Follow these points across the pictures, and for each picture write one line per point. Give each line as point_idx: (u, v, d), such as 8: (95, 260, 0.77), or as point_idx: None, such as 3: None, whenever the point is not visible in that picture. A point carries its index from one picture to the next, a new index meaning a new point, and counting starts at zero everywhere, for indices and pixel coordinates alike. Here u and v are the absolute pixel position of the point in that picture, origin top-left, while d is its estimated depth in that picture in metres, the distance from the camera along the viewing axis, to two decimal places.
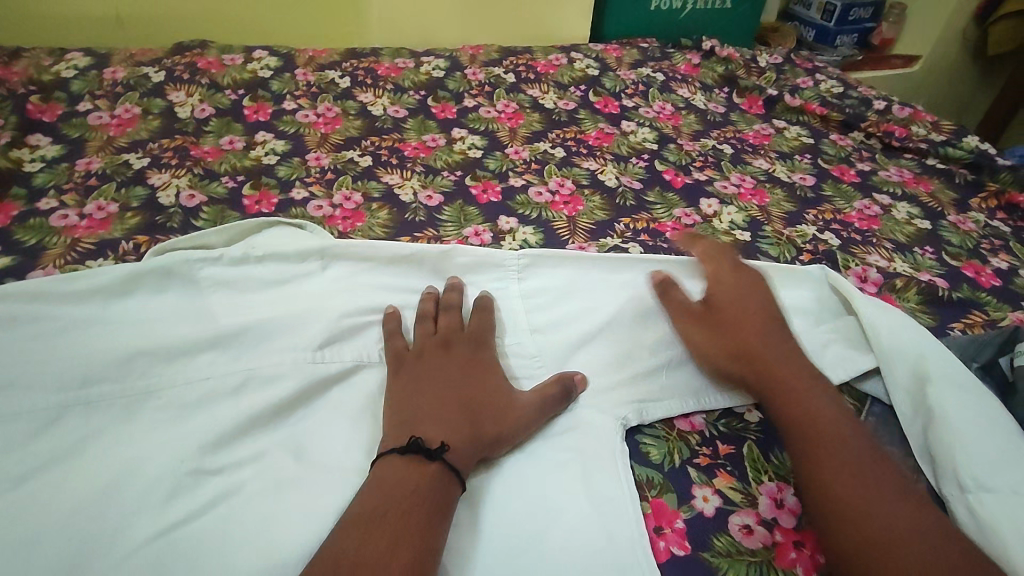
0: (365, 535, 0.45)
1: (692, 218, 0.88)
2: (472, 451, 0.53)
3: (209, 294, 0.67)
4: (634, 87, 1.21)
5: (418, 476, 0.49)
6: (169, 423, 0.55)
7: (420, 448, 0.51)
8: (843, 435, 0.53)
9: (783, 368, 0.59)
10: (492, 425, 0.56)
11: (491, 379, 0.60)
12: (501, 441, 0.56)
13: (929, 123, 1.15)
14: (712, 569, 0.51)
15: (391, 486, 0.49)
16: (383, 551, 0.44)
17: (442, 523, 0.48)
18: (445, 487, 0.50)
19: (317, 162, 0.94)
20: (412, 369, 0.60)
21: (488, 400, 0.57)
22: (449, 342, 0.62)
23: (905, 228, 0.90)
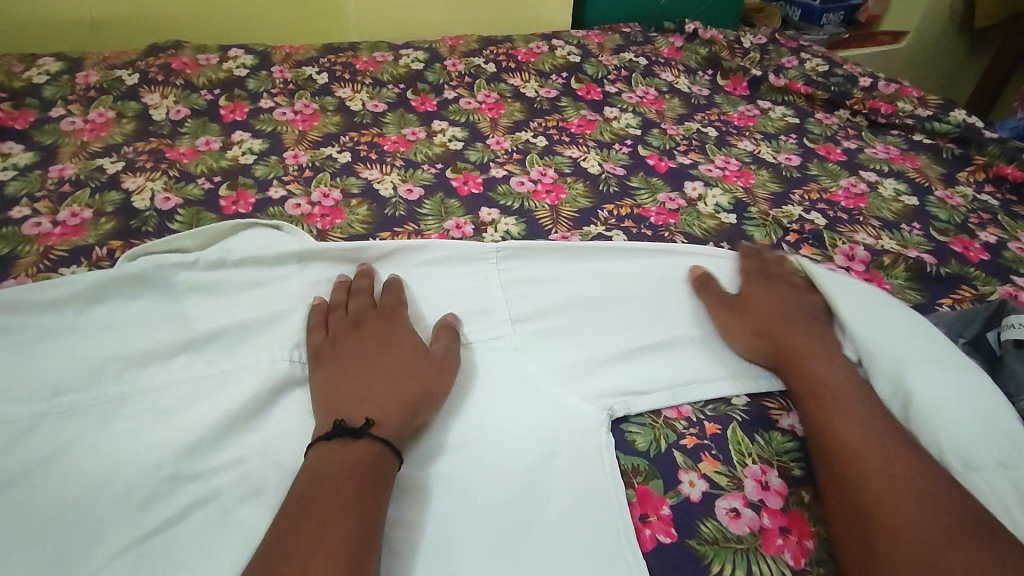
0: (297, 519, 0.45)
1: (676, 203, 0.86)
2: (400, 420, 0.54)
3: (185, 298, 0.65)
4: (617, 72, 1.19)
5: (348, 456, 0.49)
6: (145, 429, 0.54)
7: (344, 431, 0.51)
8: (855, 402, 0.55)
9: (802, 342, 0.63)
10: (418, 388, 0.56)
11: (404, 346, 0.61)
12: (430, 404, 0.57)
13: (915, 98, 1.14)
14: (698, 558, 0.50)
15: (321, 467, 0.49)
16: (314, 528, 0.44)
17: (379, 497, 0.48)
18: (375, 459, 0.50)
19: (295, 160, 0.93)
20: (334, 352, 0.60)
21: (407, 367, 0.58)
22: (360, 321, 0.63)
23: (892, 205, 0.89)
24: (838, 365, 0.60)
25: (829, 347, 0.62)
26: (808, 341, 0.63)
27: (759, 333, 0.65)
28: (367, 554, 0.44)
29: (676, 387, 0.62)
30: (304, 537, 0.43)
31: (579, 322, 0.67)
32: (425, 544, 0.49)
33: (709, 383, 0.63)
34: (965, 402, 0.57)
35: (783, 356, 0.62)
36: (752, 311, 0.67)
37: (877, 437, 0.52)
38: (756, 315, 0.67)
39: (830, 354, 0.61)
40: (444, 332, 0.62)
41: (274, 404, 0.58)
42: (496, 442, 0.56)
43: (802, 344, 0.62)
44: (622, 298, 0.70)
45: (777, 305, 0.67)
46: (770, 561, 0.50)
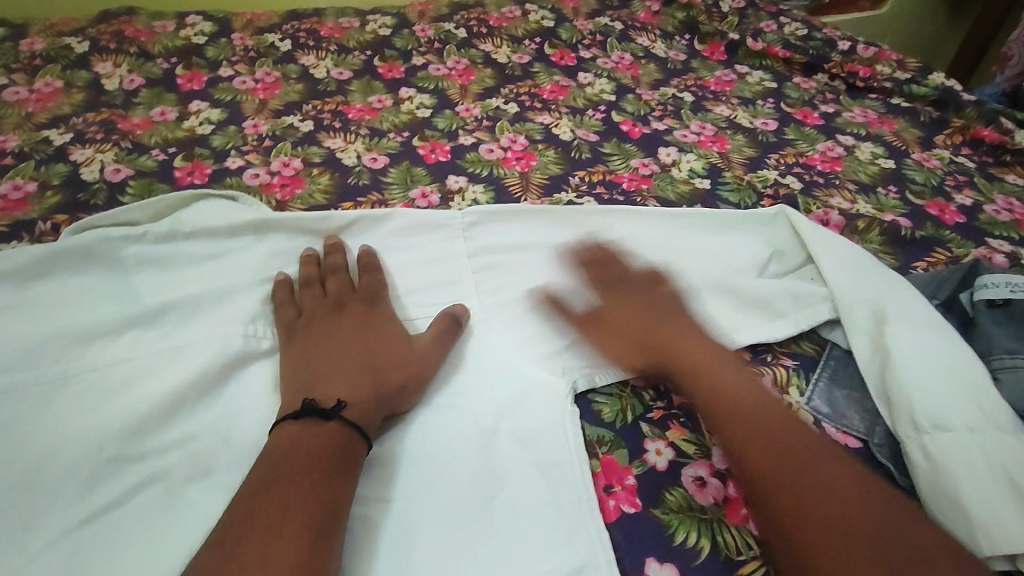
0: (256, 503, 0.44)
1: (649, 168, 0.84)
2: (375, 407, 0.52)
3: (134, 273, 0.61)
4: (592, 37, 1.15)
5: (314, 439, 0.48)
6: (88, 409, 0.51)
7: (314, 410, 0.50)
8: (750, 405, 0.51)
9: (703, 352, 0.56)
10: (398, 376, 0.54)
11: (392, 334, 0.59)
12: (409, 392, 0.54)
13: (894, 61, 1.12)
14: (663, 528, 0.49)
15: (284, 452, 0.47)
16: (274, 519, 0.43)
17: (346, 482, 0.47)
18: (345, 444, 0.49)
19: (255, 129, 0.89)
20: (311, 332, 0.59)
21: (392, 355, 0.56)
22: (343, 305, 0.61)
23: (869, 168, 0.88)
24: (716, 374, 0.54)
25: (695, 340, 0.58)
26: (697, 347, 0.57)
27: (636, 350, 0.59)
28: (327, 539, 0.43)
29: None
30: (260, 520, 0.42)
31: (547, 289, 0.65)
32: (381, 526, 0.48)
33: None
34: (929, 363, 0.57)
35: (681, 373, 0.55)
36: (611, 308, 0.62)
37: (793, 447, 0.48)
38: (615, 330, 0.60)
39: (731, 364, 0.55)
40: (444, 318, 0.60)
41: (228, 379, 0.55)
42: (455, 415, 0.55)
43: (689, 349, 0.57)
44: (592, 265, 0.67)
45: (627, 316, 0.61)
46: (736, 531, 0.49)
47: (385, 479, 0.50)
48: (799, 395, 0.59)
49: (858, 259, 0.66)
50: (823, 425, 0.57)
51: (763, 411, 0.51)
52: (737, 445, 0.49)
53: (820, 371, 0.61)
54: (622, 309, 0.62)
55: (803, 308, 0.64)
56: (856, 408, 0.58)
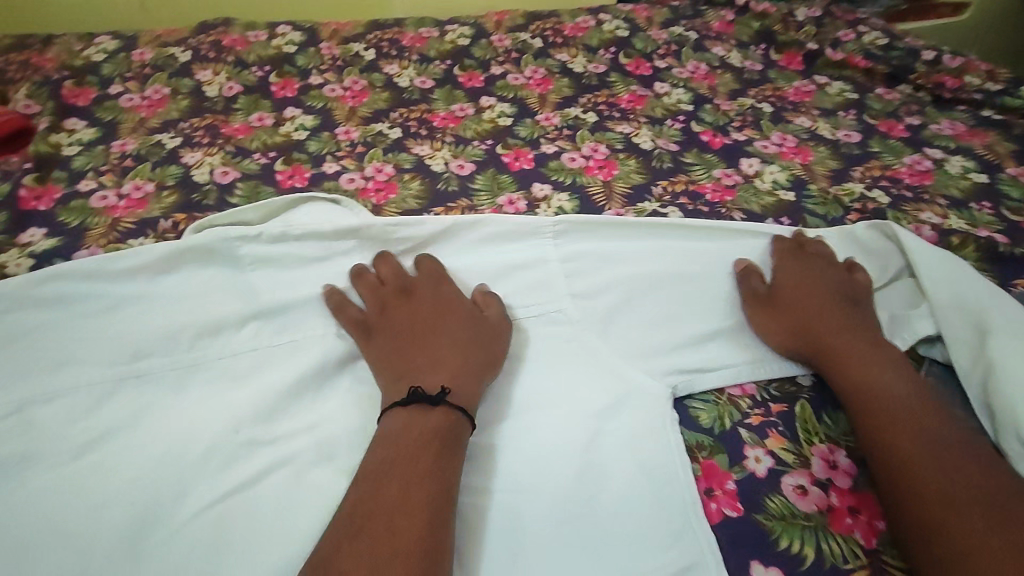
0: (379, 482, 0.47)
1: (732, 179, 0.85)
2: (469, 389, 0.55)
3: (251, 271, 0.65)
4: (666, 46, 1.16)
5: (424, 422, 0.51)
6: (220, 394, 0.55)
7: (421, 398, 0.52)
8: (922, 413, 0.54)
9: (854, 354, 0.59)
10: (479, 355, 0.58)
11: (458, 309, 0.61)
12: (489, 370, 0.57)
13: (983, 72, 1.08)
14: (766, 533, 0.50)
15: (397, 435, 0.50)
16: (396, 494, 0.46)
17: (454, 462, 0.49)
18: (450, 425, 0.51)
19: (347, 136, 0.93)
20: (389, 320, 0.60)
21: (466, 335, 0.59)
22: (409, 289, 0.63)
23: (960, 182, 0.86)
24: (880, 375, 0.57)
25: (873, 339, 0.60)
26: (873, 361, 0.58)
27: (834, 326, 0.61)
28: (448, 517, 0.46)
29: (742, 365, 0.62)
30: (387, 500, 0.45)
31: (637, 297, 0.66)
32: (493, 511, 0.51)
33: (775, 363, 0.62)
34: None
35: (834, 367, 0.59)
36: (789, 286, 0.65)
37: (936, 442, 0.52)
38: (781, 311, 0.64)
39: (896, 368, 0.58)
40: (493, 303, 0.63)
41: (343, 370, 0.59)
42: (554, 410, 0.57)
43: (838, 348, 0.59)
44: (681, 275, 0.68)
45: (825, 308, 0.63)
46: (838, 540, 0.50)
47: (493, 469, 0.53)
48: None
49: (962, 272, 0.65)
50: None
51: (927, 413, 0.54)
52: (878, 444, 0.53)
53: None
54: (805, 303, 0.63)
55: (901, 324, 0.64)
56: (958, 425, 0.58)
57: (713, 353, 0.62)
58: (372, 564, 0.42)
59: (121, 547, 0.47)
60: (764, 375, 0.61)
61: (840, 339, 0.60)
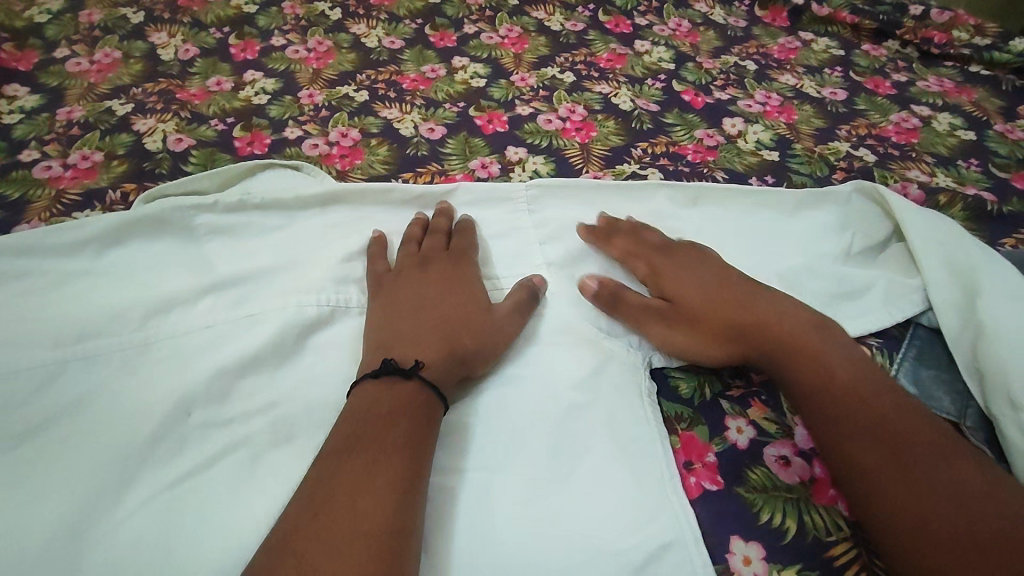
0: (345, 463, 0.43)
1: (714, 139, 0.81)
2: (448, 364, 0.52)
3: (206, 242, 0.61)
4: (647, 3, 1.11)
5: (392, 398, 0.48)
6: (172, 373, 0.52)
7: (394, 369, 0.49)
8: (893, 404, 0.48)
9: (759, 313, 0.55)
10: (471, 341, 0.54)
11: (469, 293, 0.58)
12: (480, 357, 0.54)
13: (972, 27, 1.05)
14: (747, 506, 0.48)
15: (367, 411, 0.47)
16: (362, 471, 0.43)
17: (424, 441, 0.46)
18: (424, 403, 0.49)
19: (311, 99, 0.88)
20: (395, 288, 0.59)
21: (469, 318, 0.56)
22: (427, 262, 0.61)
23: (947, 139, 0.83)
24: (837, 360, 0.51)
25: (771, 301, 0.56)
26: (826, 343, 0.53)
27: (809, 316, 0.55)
28: (412, 500, 0.43)
29: None
30: (351, 482, 0.42)
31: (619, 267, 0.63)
32: (461, 489, 0.48)
33: None
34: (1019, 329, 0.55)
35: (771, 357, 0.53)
36: (692, 303, 0.57)
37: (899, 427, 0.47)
38: (695, 320, 0.56)
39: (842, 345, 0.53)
40: (524, 292, 0.58)
41: (304, 346, 0.56)
42: (527, 384, 0.54)
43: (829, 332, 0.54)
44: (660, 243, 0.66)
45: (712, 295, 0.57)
46: (823, 511, 0.48)
47: (462, 447, 0.50)
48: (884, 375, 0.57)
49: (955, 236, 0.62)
50: None
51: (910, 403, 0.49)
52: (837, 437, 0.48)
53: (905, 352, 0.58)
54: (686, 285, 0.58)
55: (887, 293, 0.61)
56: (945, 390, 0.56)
57: None
58: (330, 549, 0.38)
59: (60, 537, 0.44)
60: None
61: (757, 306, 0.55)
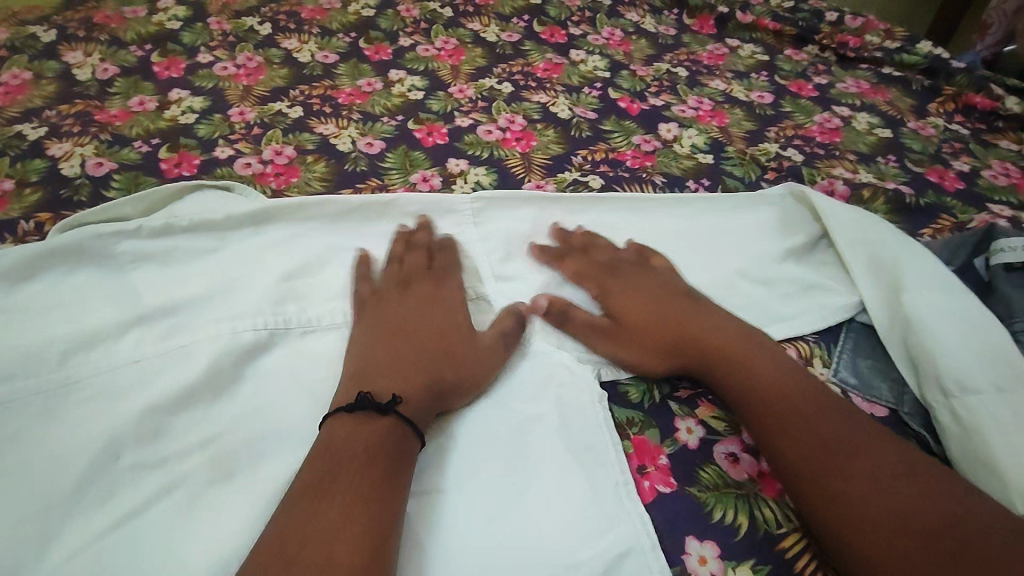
0: (313, 504, 0.42)
1: (651, 144, 0.83)
2: (426, 399, 0.51)
3: (131, 270, 0.58)
4: (580, 13, 1.13)
5: (366, 433, 0.47)
6: (97, 413, 0.49)
7: (370, 404, 0.48)
8: (831, 453, 0.47)
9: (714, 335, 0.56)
10: (454, 374, 0.53)
11: (450, 323, 0.58)
12: (463, 390, 0.53)
13: (882, 31, 1.11)
14: (700, 505, 0.49)
15: (340, 448, 0.45)
16: (336, 514, 0.41)
17: (400, 478, 0.45)
18: (399, 439, 0.47)
19: (242, 117, 0.85)
20: (376, 317, 0.58)
21: (449, 349, 0.55)
22: (409, 290, 0.60)
23: (867, 138, 0.88)
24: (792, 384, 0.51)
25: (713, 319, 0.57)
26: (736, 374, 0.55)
27: (664, 352, 0.56)
28: (386, 542, 0.42)
29: None
30: (322, 522, 0.41)
31: (594, 272, 0.63)
32: (418, 515, 0.47)
33: None
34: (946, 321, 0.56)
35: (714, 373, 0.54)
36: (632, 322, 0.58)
37: (827, 447, 0.47)
38: (639, 336, 0.57)
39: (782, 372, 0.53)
40: (508, 317, 0.58)
41: (242, 374, 0.53)
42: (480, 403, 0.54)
43: (711, 341, 0.55)
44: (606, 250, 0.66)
45: (643, 307, 0.59)
46: (771, 506, 0.49)
47: (423, 469, 0.49)
48: (824, 368, 0.58)
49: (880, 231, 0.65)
50: (852, 396, 0.56)
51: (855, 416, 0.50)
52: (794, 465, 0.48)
53: (841, 342, 0.60)
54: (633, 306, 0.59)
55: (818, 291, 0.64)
56: (881, 377, 0.57)
57: None
58: None
59: None
60: None
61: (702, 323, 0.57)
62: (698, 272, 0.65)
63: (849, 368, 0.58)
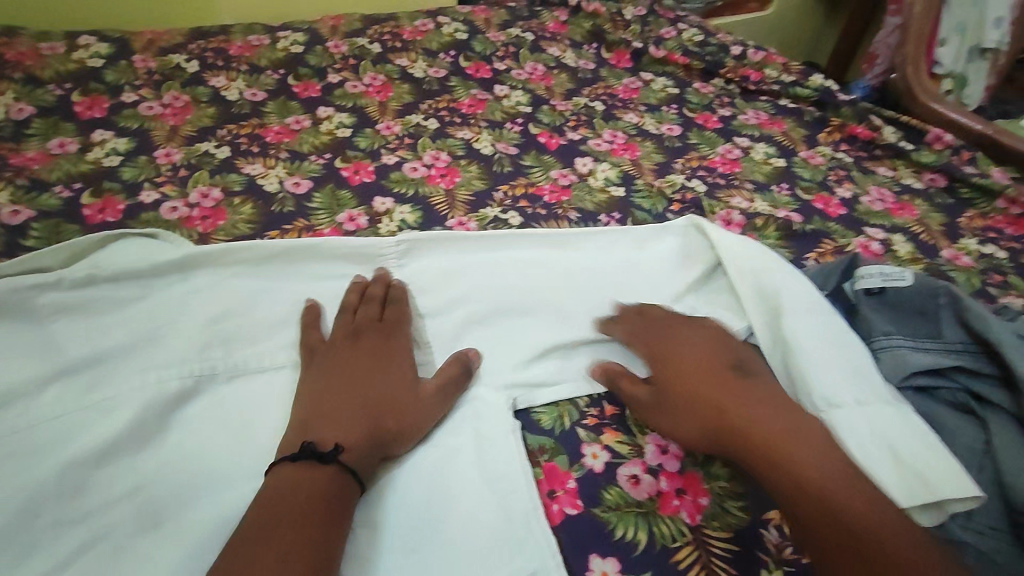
0: (247, 551, 0.44)
1: (568, 179, 0.89)
2: (370, 449, 0.53)
3: (52, 323, 0.59)
4: (504, 48, 1.19)
5: (309, 484, 0.49)
6: (17, 470, 0.50)
7: (313, 453, 0.51)
8: (852, 520, 0.47)
9: (745, 392, 0.56)
10: (396, 424, 0.55)
11: (399, 372, 0.60)
12: (405, 439, 0.56)
13: (780, 65, 1.22)
14: (603, 525, 0.54)
15: (283, 498, 0.48)
16: (274, 563, 0.43)
17: (339, 528, 0.48)
18: (340, 489, 0.50)
19: (168, 159, 0.86)
20: (329, 363, 0.60)
21: (394, 399, 0.57)
22: (359, 334, 0.62)
23: (763, 168, 0.96)
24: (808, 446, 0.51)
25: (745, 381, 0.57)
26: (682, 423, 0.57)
27: (699, 424, 0.56)
28: None
29: (581, 375, 0.64)
30: (242, 564, 0.43)
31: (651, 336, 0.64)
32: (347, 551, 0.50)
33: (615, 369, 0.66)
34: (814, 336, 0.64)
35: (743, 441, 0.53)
36: (674, 391, 0.58)
37: (840, 513, 0.47)
38: (683, 403, 0.57)
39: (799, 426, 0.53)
40: (456, 365, 0.61)
41: (168, 423, 0.55)
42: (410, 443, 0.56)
43: (756, 404, 0.55)
44: (524, 286, 0.71)
45: (686, 369, 0.60)
46: (667, 522, 0.55)
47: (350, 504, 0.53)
48: None
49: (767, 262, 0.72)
50: None
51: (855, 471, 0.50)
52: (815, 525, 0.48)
53: None
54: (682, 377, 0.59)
55: (714, 319, 0.71)
56: None
57: (555, 364, 0.65)
58: None
59: None
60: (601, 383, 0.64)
61: (736, 388, 0.57)
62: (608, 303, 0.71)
63: None
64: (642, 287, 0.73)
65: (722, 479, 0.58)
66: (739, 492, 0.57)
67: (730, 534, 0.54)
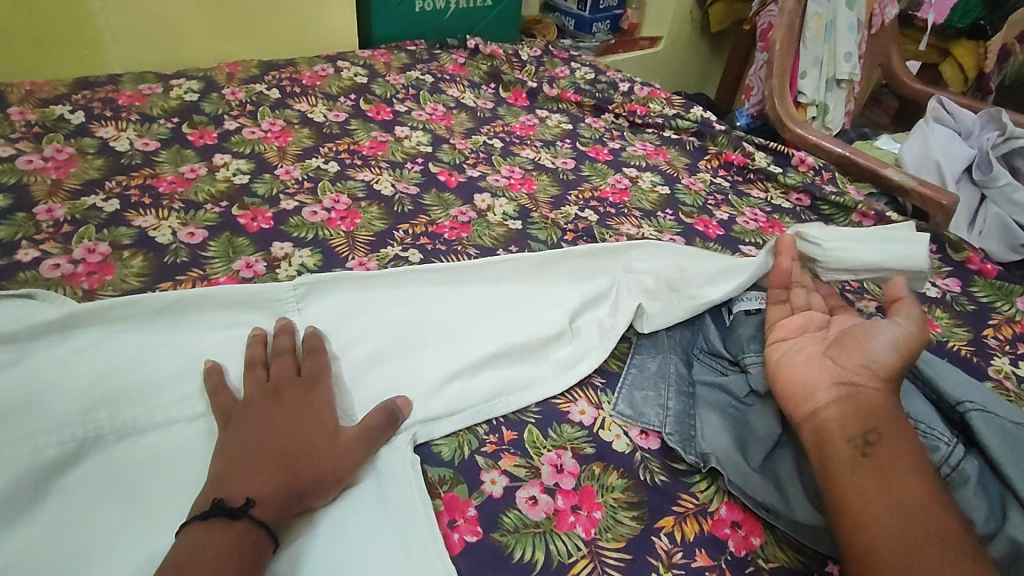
0: None
1: (467, 216, 0.93)
2: (283, 502, 0.52)
3: None
4: (404, 91, 1.22)
5: (217, 540, 0.48)
6: None
7: (222, 510, 0.49)
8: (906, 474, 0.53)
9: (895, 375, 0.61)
10: (312, 473, 0.55)
11: (320, 420, 0.59)
12: (321, 489, 0.55)
13: (664, 100, 1.32)
14: (502, 548, 0.56)
15: (189, 556, 0.46)
16: None
17: None
18: (252, 545, 0.49)
19: (49, 214, 0.83)
20: (244, 419, 0.57)
21: (312, 446, 0.56)
22: (280, 390, 0.60)
23: (649, 196, 1.04)
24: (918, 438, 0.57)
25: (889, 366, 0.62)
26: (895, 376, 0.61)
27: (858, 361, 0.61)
28: None
29: (479, 404, 0.67)
30: None
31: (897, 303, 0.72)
32: None
33: (512, 394, 0.69)
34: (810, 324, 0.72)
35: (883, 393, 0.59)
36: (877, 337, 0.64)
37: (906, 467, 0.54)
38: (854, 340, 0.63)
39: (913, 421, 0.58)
40: (383, 412, 0.62)
41: (45, 492, 0.53)
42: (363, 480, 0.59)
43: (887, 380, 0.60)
44: (424, 319, 0.73)
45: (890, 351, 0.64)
46: (563, 539, 0.57)
47: None
48: (609, 408, 0.70)
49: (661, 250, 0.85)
50: (630, 430, 0.68)
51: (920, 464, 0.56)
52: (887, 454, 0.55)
53: (623, 381, 0.72)
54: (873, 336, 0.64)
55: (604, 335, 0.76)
56: (652, 409, 0.69)
57: (454, 395, 0.67)
58: None
59: None
60: (499, 410, 0.67)
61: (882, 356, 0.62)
62: (505, 329, 0.74)
63: (627, 401, 0.70)
64: (539, 311, 0.77)
65: (617, 491, 0.62)
66: (630, 502, 0.61)
67: (623, 543, 0.58)
